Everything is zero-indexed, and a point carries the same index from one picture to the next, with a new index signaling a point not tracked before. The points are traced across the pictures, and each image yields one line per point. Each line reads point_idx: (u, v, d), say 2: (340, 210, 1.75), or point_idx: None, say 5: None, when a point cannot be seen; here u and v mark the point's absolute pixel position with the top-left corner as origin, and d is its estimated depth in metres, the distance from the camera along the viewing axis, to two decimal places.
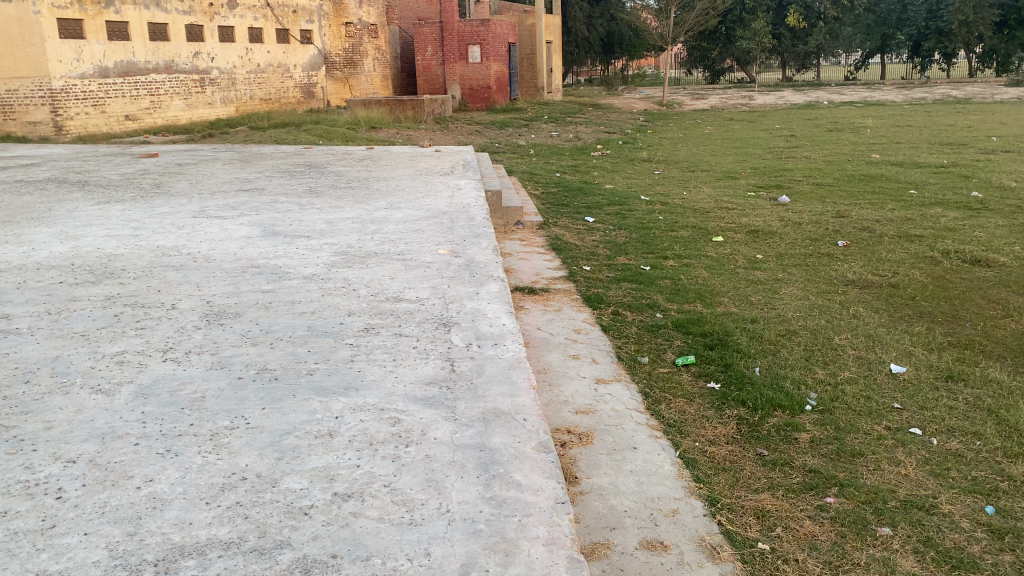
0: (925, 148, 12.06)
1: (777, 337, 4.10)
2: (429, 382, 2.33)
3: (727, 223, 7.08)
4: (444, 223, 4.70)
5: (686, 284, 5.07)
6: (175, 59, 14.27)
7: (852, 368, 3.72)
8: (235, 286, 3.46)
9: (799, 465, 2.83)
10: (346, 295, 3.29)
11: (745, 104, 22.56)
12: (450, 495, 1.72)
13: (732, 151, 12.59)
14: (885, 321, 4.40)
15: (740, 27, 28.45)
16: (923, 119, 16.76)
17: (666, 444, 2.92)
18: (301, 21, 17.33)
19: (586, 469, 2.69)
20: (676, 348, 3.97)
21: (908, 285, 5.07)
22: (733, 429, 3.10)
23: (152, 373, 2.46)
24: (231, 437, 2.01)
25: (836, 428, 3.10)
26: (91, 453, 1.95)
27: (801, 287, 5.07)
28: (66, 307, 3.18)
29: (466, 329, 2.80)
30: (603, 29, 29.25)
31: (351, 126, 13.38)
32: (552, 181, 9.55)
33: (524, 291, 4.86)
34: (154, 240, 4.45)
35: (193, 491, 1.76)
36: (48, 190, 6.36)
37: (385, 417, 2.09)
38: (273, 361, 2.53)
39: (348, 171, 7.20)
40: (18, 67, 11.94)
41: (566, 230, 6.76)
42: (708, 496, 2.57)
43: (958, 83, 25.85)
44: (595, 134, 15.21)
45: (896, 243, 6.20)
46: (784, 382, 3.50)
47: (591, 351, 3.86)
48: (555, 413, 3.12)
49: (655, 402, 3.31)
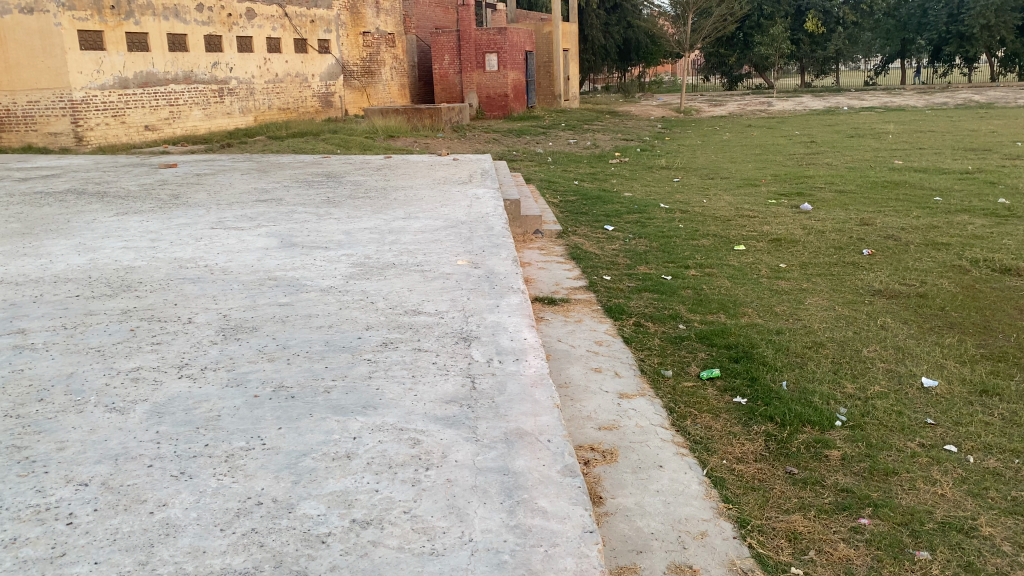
0: (948, 153, 11.88)
1: (804, 349, 4.00)
2: (449, 400, 2.26)
3: (749, 231, 6.98)
4: (462, 233, 4.64)
5: (709, 294, 4.99)
6: (194, 70, 14.33)
7: (882, 381, 3.62)
8: (252, 299, 3.41)
9: (830, 483, 2.74)
10: (363, 308, 3.23)
11: (764, 110, 22.40)
12: (473, 522, 1.65)
13: (751, 158, 12.47)
14: (914, 333, 4.29)
15: (758, 33, 28.28)
16: (945, 124, 16.56)
17: (692, 462, 2.85)
18: (318, 31, 17.38)
19: (610, 488, 2.62)
20: (700, 360, 3.89)
21: (936, 295, 4.96)
22: (761, 445, 3.01)
23: (167, 390, 2.41)
24: (247, 459, 1.95)
25: (868, 445, 3.01)
26: (103, 475, 1.89)
27: (826, 297, 4.97)
28: (83, 321, 3.15)
29: (487, 343, 2.74)
30: (620, 36, 29.18)
31: (369, 134, 13.37)
32: (571, 189, 9.48)
33: (544, 301, 4.79)
34: (171, 252, 4.42)
35: (207, 517, 1.71)
36: (67, 201, 6.37)
37: (405, 438, 2.03)
38: (290, 378, 2.48)
39: (365, 180, 7.17)
40: (40, 79, 12.12)
41: (585, 239, 6.69)
42: (738, 518, 2.49)
43: (980, 87, 25.54)
44: (613, 141, 15.12)
45: (923, 251, 6.08)
46: (812, 396, 3.41)
47: (614, 364, 3.79)
48: (578, 429, 3.04)
49: (680, 418, 3.23)
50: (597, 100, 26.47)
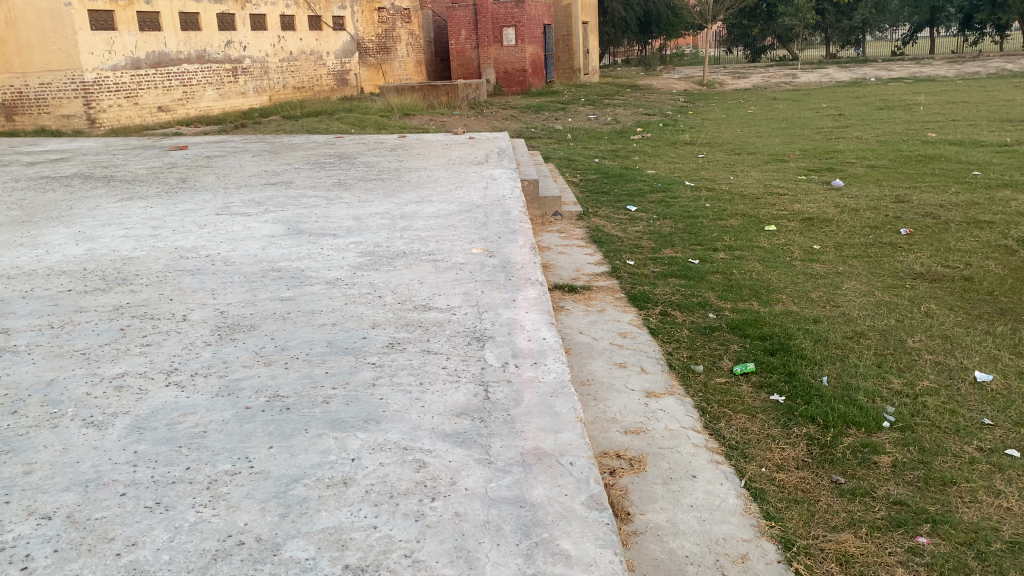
0: (984, 125, 11.42)
1: (844, 340, 3.74)
2: (460, 412, 2.03)
3: (778, 210, 6.68)
4: (477, 217, 4.40)
5: (740, 279, 4.72)
6: (207, 49, 14.10)
7: (931, 376, 3.34)
8: (252, 293, 3.19)
9: (882, 495, 2.49)
10: (370, 302, 3.00)
11: (790, 83, 21.81)
12: (484, 570, 1.43)
13: (777, 133, 12.09)
14: (962, 321, 4.01)
15: (782, 4, 27.60)
16: (978, 95, 16.00)
17: (729, 472, 2.60)
18: (333, 7, 17.12)
19: (639, 503, 2.38)
20: (733, 353, 3.62)
21: (983, 278, 4.65)
22: (803, 451, 2.77)
23: (152, 401, 2.20)
24: (231, 486, 1.73)
25: (921, 449, 2.75)
26: (70, 506, 1.68)
27: (865, 281, 4.68)
28: (71, 319, 2.95)
29: (502, 345, 2.50)
30: (640, 9, 28.66)
31: (385, 113, 13.12)
32: (591, 167, 9.19)
33: (565, 289, 4.55)
34: (173, 241, 4.20)
35: (180, 560, 1.49)
36: (73, 186, 6.19)
37: (409, 460, 1.80)
38: (286, 387, 2.25)
39: (378, 161, 6.93)
40: (52, 60, 11.95)
41: (607, 221, 6.43)
42: (782, 538, 2.25)
43: (1013, 55, 24.77)
44: (635, 117, 14.75)
45: (964, 230, 5.76)
46: (856, 394, 3.14)
47: (639, 359, 3.54)
48: (601, 433, 2.81)
49: (713, 419, 2.98)
50: (618, 74, 25.96)
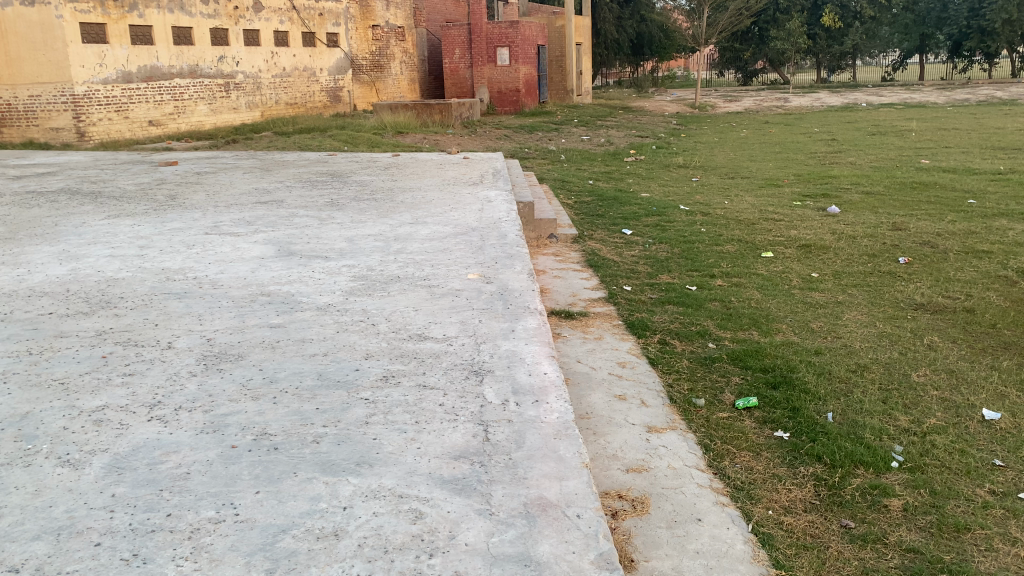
0: (977, 153, 11.45)
1: (848, 373, 3.65)
2: (457, 456, 1.93)
3: (776, 236, 6.62)
4: (473, 241, 4.31)
5: (739, 308, 4.63)
6: (199, 64, 14.02)
7: (938, 414, 3.25)
8: (241, 319, 3.08)
9: (894, 542, 2.39)
10: (363, 331, 2.89)
11: (782, 107, 21.87)
12: None
13: (771, 157, 12.08)
14: (966, 355, 3.93)
15: (774, 28, 27.80)
16: (969, 122, 16.05)
17: (736, 515, 2.50)
18: (327, 24, 17.09)
19: (643, 548, 2.27)
20: (735, 387, 3.52)
21: (984, 310, 4.59)
22: (811, 492, 2.67)
23: (132, 438, 2.08)
24: (214, 536, 1.62)
25: (932, 492, 2.65)
26: (40, 558, 1.56)
27: (866, 311, 4.60)
28: (51, 345, 2.83)
29: (502, 380, 2.39)
30: (633, 30, 28.84)
31: (377, 131, 13.05)
32: (586, 189, 9.12)
33: (561, 315, 4.45)
34: (160, 261, 4.09)
35: None
36: (59, 201, 6.06)
37: (405, 510, 1.70)
38: (275, 424, 2.13)
39: (372, 180, 6.83)
40: (42, 73, 11.84)
41: (603, 244, 6.35)
42: None
43: (1001, 83, 25.01)
44: (628, 138, 14.73)
45: (963, 260, 5.71)
46: (862, 431, 3.05)
47: (639, 391, 3.44)
48: (603, 471, 2.71)
49: (717, 457, 2.88)
50: (609, 95, 26.05)
